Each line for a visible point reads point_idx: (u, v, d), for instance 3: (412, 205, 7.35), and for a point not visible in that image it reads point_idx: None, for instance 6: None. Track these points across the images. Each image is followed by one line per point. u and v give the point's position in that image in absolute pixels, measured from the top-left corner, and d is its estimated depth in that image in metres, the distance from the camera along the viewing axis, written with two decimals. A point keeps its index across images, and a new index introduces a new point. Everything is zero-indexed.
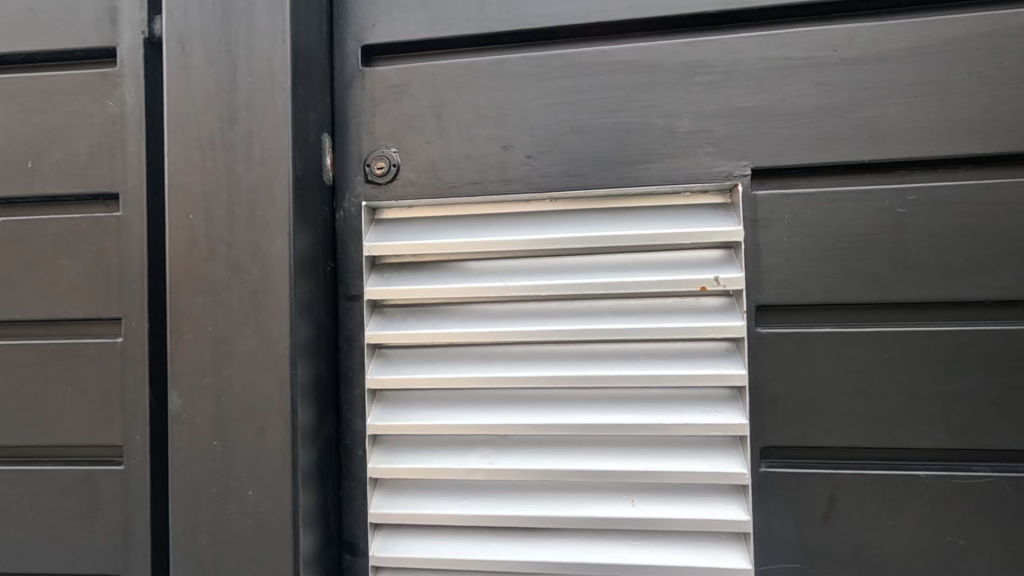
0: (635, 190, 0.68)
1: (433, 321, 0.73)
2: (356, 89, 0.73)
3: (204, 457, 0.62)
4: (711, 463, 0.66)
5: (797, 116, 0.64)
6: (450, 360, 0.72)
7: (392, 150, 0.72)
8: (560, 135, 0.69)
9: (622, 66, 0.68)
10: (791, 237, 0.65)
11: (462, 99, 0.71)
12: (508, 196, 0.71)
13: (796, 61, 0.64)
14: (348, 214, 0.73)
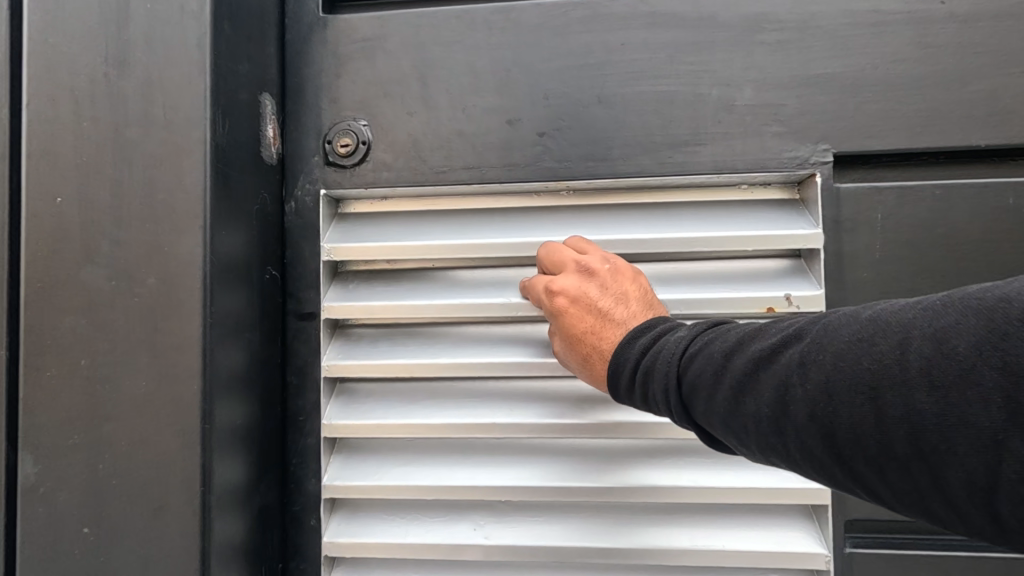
0: (680, 179, 0.52)
1: (412, 347, 0.57)
2: (315, 43, 0.56)
3: (71, 548, 0.43)
4: (763, 531, 0.53)
5: (891, 87, 0.50)
6: (440, 400, 0.57)
7: (362, 123, 0.55)
8: (582, 107, 0.53)
9: (665, 19, 0.52)
10: (881, 245, 0.50)
11: (454, 58, 0.54)
12: (512, 187, 0.54)
13: (890, 17, 0.50)
14: (301, 207, 0.56)
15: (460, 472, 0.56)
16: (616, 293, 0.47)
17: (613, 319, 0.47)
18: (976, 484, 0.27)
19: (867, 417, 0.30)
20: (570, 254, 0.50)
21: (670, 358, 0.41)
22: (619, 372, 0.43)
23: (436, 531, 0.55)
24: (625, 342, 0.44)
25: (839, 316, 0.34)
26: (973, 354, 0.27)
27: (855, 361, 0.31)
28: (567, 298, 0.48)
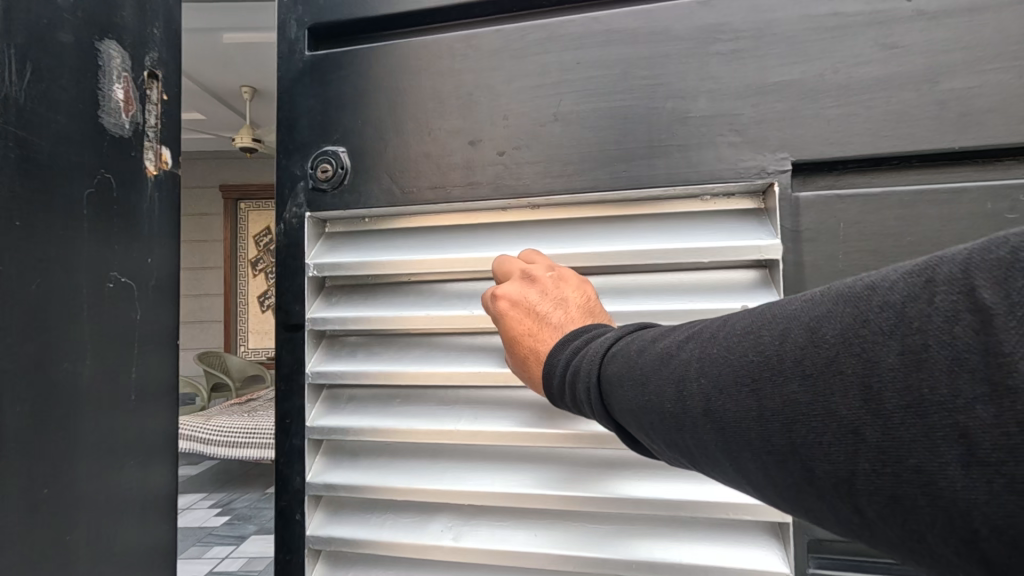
0: (636, 192, 0.53)
1: (388, 358, 0.61)
2: (301, 79, 0.62)
3: None
4: (729, 548, 0.53)
5: (854, 91, 0.48)
6: (414, 408, 0.61)
7: (340, 151, 0.60)
8: (540, 126, 0.55)
9: (617, 37, 0.53)
10: (842, 253, 0.48)
11: (422, 84, 0.58)
12: (478, 204, 0.57)
13: (853, 19, 0.48)
14: (291, 228, 0.62)
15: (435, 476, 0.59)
16: (555, 297, 0.49)
17: (549, 321, 0.48)
18: (841, 475, 0.27)
19: (750, 407, 0.31)
20: (519, 263, 0.54)
21: (593, 358, 0.43)
22: (552, 375, 0.44)
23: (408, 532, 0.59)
24: (559, 347, 0.45)
25: (744, 316, 0.35)
26: (838, 339, 0.28)
27: (746, 352, 0.32)
28: (509, 302, 0.51)
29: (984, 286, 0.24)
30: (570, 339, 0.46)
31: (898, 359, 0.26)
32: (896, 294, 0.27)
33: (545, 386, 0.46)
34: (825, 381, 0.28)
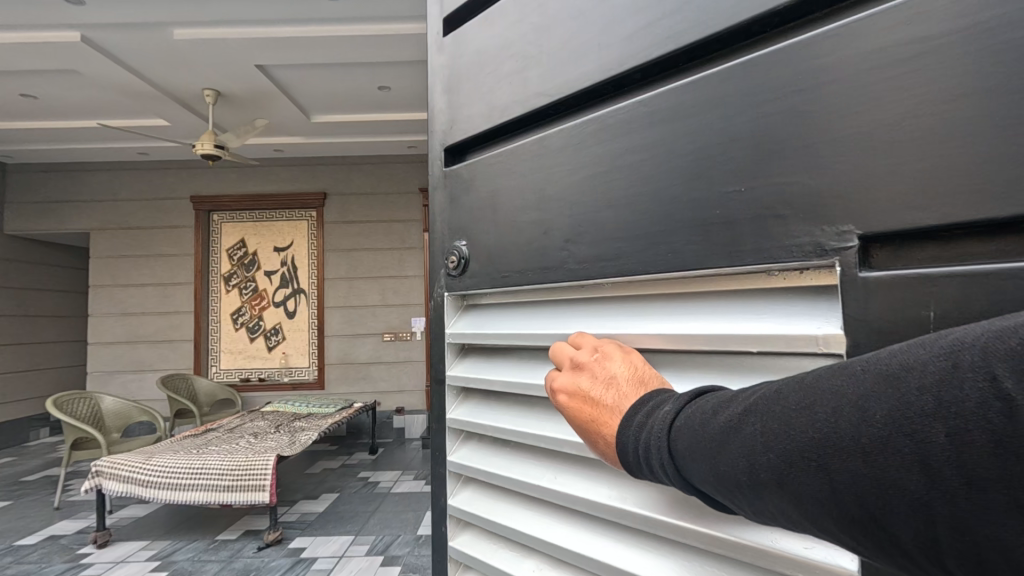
0: (670, 273, 0.74)
1: (485, 414, 1.09)
2: (438, 192, 1.23)
3: None
4: None
5: (935, 135, 0.50)
6: (510, 458, 1.03)
7: (458, 244, 1.15)
8: (596, 213, 0.85)
9: (665, 118, 0.74)
10: (912, 330, 0.52)
11: (506, 190, 1.03)
12: (538, 296, 0.99)
13: (943, 37, 0.50)
14: (440, 302, 1.22)
15: (518, 513, 0.98)
16: (606, 380, 0.67)
17: (604, 402, 0.65)
18: (926, 538, 0.37)
19: (825, 482, 0.42)
20: (568, 349, 0.76)
21: (655, 431, 0.57)
22: (625, 445, 0.59)
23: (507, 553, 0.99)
24: (625, 421, 0.61)
25: (793, 387, 0.47)
26: (887, 422, 0.38)
27: (807, 432, 0.43)
28: (565, 393, 0.70)
29: (995, 377, 0.34)
30: (633, 413, 0.61)
31: (947, 442, 0.35)
32: (929, 385, 0.37)
33: (623, 460, 0.61)
34: (886, 462, 0.38)
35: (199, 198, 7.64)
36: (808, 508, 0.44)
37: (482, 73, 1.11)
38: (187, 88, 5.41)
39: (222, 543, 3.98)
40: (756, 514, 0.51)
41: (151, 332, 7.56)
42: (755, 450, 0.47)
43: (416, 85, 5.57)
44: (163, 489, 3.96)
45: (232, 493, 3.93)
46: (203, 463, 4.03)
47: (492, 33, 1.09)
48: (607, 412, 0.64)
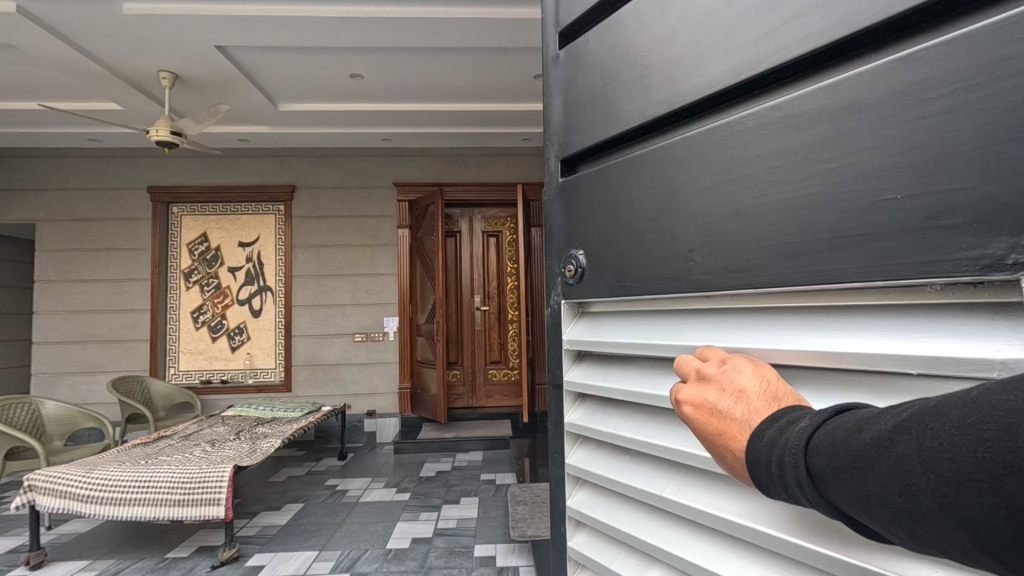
0: (816, 286, 0.66)
1: (603, 421, 1.01)
2: (551, 200, 1.18)
3: None
4: None
5: None
6: (629, 464, 0.94)
7: (576, 255, 1.07)
8: (722, 222, 0.77)
9: (799, 124, 0.67)
10: None
11: (619, 198, 0.96)
12: (665, 303, 0.89)
13: None
14: (557, 312, 1.16)
15: (639, 520, 0.89)
16: (734, 392, 0.60)
17: (732, 417, 0.59)
18: None
19: (998, 510, 0.35)
20: (695, 361, 0.68)
21: (795, 448, 0.51)
22: (756, 461, 0.54)
23: (629, 558, 0.90)
24: (754, 436, 0.56)
25: (958, 402, 0.41)
26: None
27: (973, 453, 0.37)
28: (694, 405, 0.63)
29: None
30: (764, 428, 0.56)
31: None
32: None
33: (754, 477, 0.56)
34: None
35: (157, 189, 7.21)
36: (986, 541, 0.37)
37: (596, 80, 1.04)
38: (138, 69, 5.03)
39: (172, 562, 3.67)
40: (924, 548, 0.43)
41: (103, 332, 7.09)
42: (916, 473, 0.41)
43: (389, 74, 5.32)
44: (107, 504, 3.68)
45: (183, 508, 3.65)
46: (151, 475, 3.74)
47: (613, 40, 1.00)
48: (733, 424, 0.58)
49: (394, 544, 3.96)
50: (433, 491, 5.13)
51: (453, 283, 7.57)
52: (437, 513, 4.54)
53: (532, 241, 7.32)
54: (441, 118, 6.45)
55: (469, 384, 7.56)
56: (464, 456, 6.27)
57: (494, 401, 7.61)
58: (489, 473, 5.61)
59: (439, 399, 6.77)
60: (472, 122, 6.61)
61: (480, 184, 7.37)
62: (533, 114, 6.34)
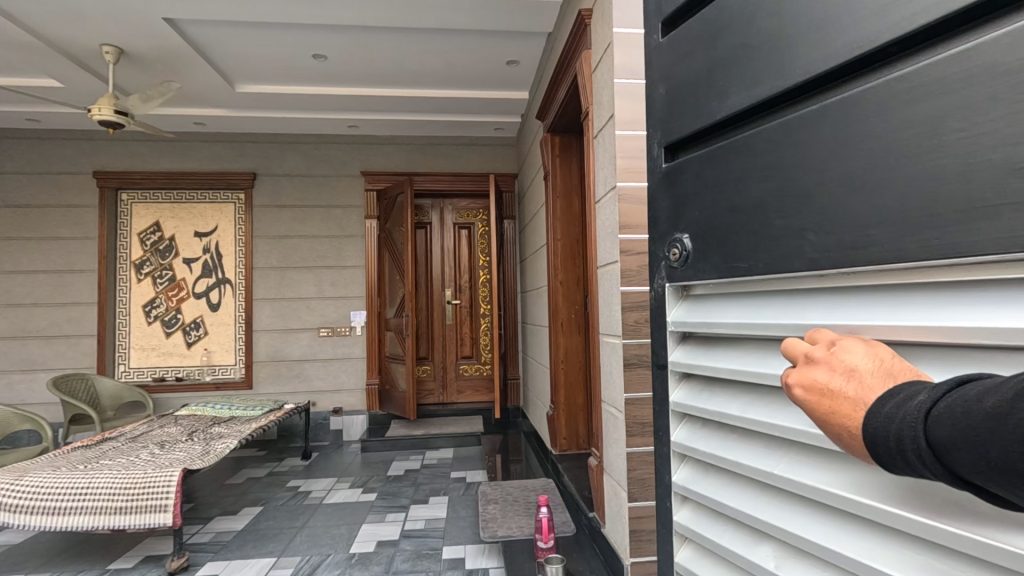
0: (958, 261, 0.56)
1: (709, 400, 0.97)
2: (654, 182, 1.13)
3: None
4: None
5: None
6: (736, 440, 0.90)
7: (683, 239, 1.01)
8: (837, 196, 0.69)
9: (926, 95, 0.58)
10: None
11: (728, 177, 0.90)
12: (773, 284, 0.83)
13: None
14: (660, 294, 1.13)
15: (750, 501, 0.85)
16: (845, 371, 0.57)
17: (845, 396, 0.56)
18: None
19: None
20: (803, 345, 0.64)
21: (914, 415, 0.49)
22: (878, 439, 0.52)
23: (741, 538, 0.86)
24: (874, 410, 0.53)
25: None
26: None
27: None
28: (803, 389, 0.60)
29: None
30: (880, 404, 0.53)
31: None
32: None
33: (873, 454, 0.53)
34: None
35: (104, 173, 6.74)
36: None
37: (699, 64, 0.98)
38: (78, 41, 4.64)
39: (115, 573, 3.40)
40: None
41: (44, 326, 6.61)
42: None
43: (355, 56, 5.07)
44: (40, 514, 3.39)
45: (125, 515, 3.38)
46: (89, 480, 3.46)
47: (723, 13, 0.92)
48: (848, 402, 0.55)
49: (358, 548, 3.77)
50: (401, 491, 4.95)
51: (424, 276, 7.36)
52: (405, 514, 4.36)
53: (504, 233, 7.17)
54: (411, 105, 6.23)
55: (440, 379, 7.39)
56: (434, 454, 6.09)
57: (466, 397, 7.45)
58: (460, 471, 5.47)
59: (408, 395, 6.56)
60: (443, 110, 6.41)
61: (451, 175, 7.16)
62: (507, 103, 6.21)
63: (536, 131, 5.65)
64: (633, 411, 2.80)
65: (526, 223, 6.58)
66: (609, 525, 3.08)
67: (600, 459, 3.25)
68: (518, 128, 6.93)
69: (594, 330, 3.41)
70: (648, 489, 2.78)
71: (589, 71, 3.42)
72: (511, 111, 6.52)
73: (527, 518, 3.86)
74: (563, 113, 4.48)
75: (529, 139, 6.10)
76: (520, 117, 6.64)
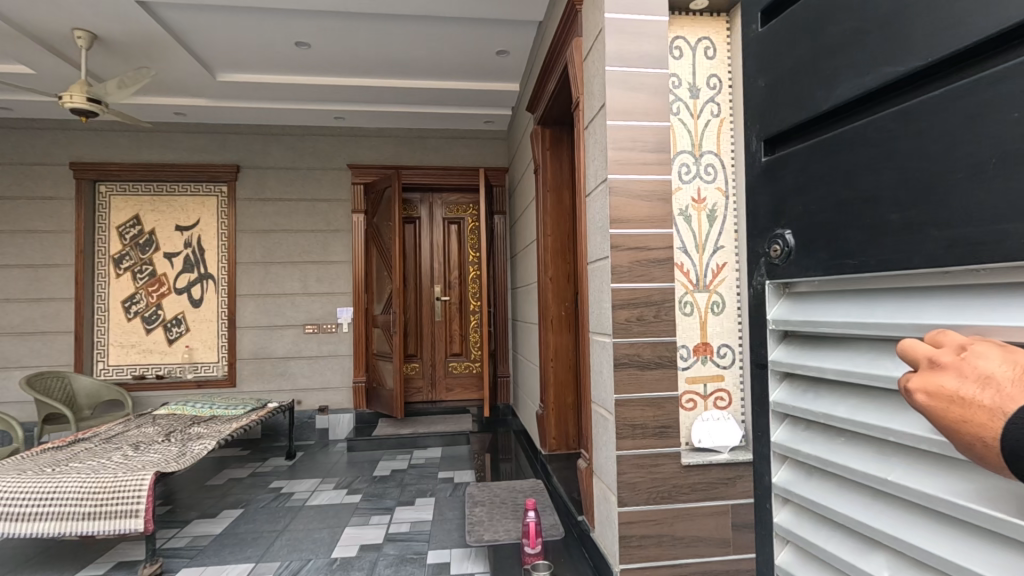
0: None
1: (824, 399, 0.75)
2: (752, 173, 0.91)
3: None
4: None
5: None
6: (854, 449, 0.70)
7: (785, 235, 0.80)
8: (953, 189, 0.55)
9: None
10: None
11: (837, 167, 0.70)
12: (890, 277, 0.64)
13: None
14: (756, 294, 0.90)
15: (870, 515, 0.66)
16: (980, 377, 0.48)
17: (978, 404, 0.48)
18: None
19: None
20: (925, 349, 0.55)
21: None
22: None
23: (854, 555, 0.68)
24: (1014, 423, 0.46)
25: None
26: None
27: None
28: (927, 396, 0.52)
29: None
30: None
31: None
32: None
33: (1015, 470, 0.46)
34: None
35: (81, 164, 6.53)
36: None
37: (808, 41, 0.76)
38: (49, 26, 4.46)
39: None
40: None
41: (17, 323, 6.39)
42: None
43: (340, 44, 4.92)
44: (5, 519, 3.24)
45: (94, 520, 3.23)
46: (56, 484, 3.31)
47: None
48: (984, 411, 0.48)
49: (339, 553, 3.65)
50: (386, 492, 4.83)
51: (412, 272, 7.22)
52: (390, 517, 4.24)
53: (494, 228, 7.06)
54: (398, 96, 6.07)
55: (428, 376, 7.26)
56: (421, 453, 5.97)
57: (455, 395, 7.34)
58: (448, 471, 5.36)
59: (394, 394, 6.45)
60: (432, 101, 6.25)
61: (440, 169, 7.01)
62: (498, 95, 6.07)
63: (526, 123, 5.51)
64: (623, 413, 2.69)
65: (516, 219, 6.45)
66: (599, 529, 2.98)
67: (590, 462, 3.14)
68: (508, 122, 6.82)
69: (583, 327, 3.32)
70: (638, 494, 2.68)
71: (580, 58, 3.29)
72: (501, 103, 6.39)
73: (514, 522, 3.75)
74: (554, 104, 4.35)
75: (520, 132, 5.97)
76: (511, 109, 6.50)
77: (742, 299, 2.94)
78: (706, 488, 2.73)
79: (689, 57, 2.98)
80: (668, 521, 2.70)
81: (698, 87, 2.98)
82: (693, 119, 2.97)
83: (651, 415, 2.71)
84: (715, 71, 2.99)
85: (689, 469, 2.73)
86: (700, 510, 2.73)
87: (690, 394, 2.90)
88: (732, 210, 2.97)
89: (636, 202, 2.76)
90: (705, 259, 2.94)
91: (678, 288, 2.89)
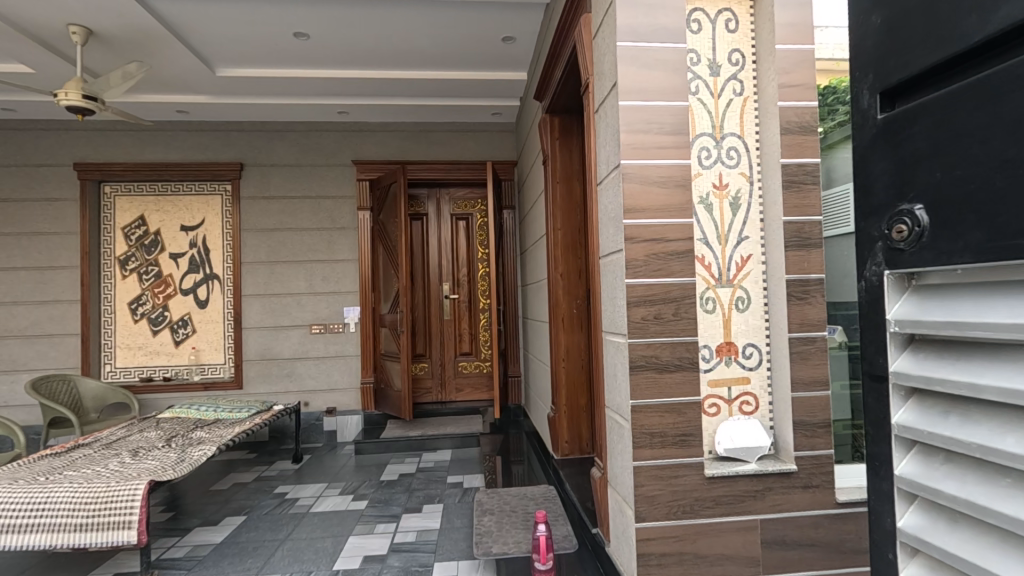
0: None
1: (976, 430, 0.61)
2: (863, 136, 0.76)
3: None
4: None
5: None
6: (1021, 496, 0.56)
7: (912, 213, 0.67)
8: None
9: None
10: None
11: (997, 116, 0.54)
12: None
13: None
14: (870, 287, 0.76)
15: None
16: None
17: None
18: None
19: None
20: None
21: None
22: None
23: None
24: None
25: None
26: None
27: None
28: None
29: None
30: None
31: None
32: None
33: None
34: None
35: (85, 165, 6.48)
36: None
37: None
38: (43, 22, 4.34)
39: None
40: None
41: (25, 325, 6.36)
42: None
43: (341, 36, 4.77)
44: None
45: (86, 533, 3.10)
46: (46, 495, 3.19)
47: None
48: None
49: (342, 565, 3.48)
50: (393, 498, 4.66)
51: (419, 270, 7.06)
52: (395, 525, 4.07)
53: (504, 223, 6.84)
54: (402, 88, 5.89)
55: (437, 376, 7.09)
56: (431, 456, 5.81)
57: (464, 395, 7.15)
58: (457, 475, 5.17)
59: (403, 395, 6.30)
60: (436, 93, 6.05)
61: (446, 163, 6.81)
62: (504, 85, 5.85)
63: (535, 113, 5.28)
64: (639, 420, 2.47)
65: (526, 213, 6.24)
66: (615, 544, 2.76)
67: (604, 471, 2.92)
68: (517, 113, 6.60)
69: (595, 326, 3.10)
70: (658, 508, 2.45)
71: (589, 37, 3.06)
72: (509, 94, 6.17)
73: (524, 532, 3.54)
74: (563, 91, 4.12)
75: (529, 121, 5.74)
76: (518, 100, 6.27)
77: (769, 294, 2.70)
78: (733, 502, 2.50)
79: (709, 29, 2.73)
80: (689, 537, 2.46)
81: (719, 64, 2.73)
82: (713, 99, 2.72)
83: (670, 422, 2.48)
84: (737, 45, 2.75)
85: (713, 480, 2.49)
86: (725, 526, 2.49)
87: (714, 398, 2.65)
88: (758, 197, 2.73)
89: (652, 189, 2.53)
90: (729, 251, 2.69)
91: (699, 283, 2.65)
